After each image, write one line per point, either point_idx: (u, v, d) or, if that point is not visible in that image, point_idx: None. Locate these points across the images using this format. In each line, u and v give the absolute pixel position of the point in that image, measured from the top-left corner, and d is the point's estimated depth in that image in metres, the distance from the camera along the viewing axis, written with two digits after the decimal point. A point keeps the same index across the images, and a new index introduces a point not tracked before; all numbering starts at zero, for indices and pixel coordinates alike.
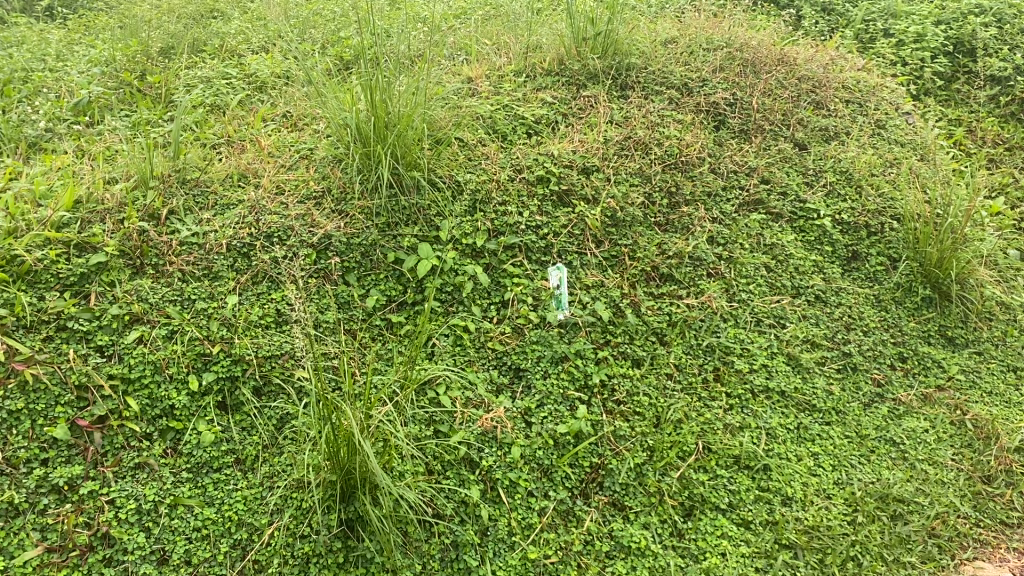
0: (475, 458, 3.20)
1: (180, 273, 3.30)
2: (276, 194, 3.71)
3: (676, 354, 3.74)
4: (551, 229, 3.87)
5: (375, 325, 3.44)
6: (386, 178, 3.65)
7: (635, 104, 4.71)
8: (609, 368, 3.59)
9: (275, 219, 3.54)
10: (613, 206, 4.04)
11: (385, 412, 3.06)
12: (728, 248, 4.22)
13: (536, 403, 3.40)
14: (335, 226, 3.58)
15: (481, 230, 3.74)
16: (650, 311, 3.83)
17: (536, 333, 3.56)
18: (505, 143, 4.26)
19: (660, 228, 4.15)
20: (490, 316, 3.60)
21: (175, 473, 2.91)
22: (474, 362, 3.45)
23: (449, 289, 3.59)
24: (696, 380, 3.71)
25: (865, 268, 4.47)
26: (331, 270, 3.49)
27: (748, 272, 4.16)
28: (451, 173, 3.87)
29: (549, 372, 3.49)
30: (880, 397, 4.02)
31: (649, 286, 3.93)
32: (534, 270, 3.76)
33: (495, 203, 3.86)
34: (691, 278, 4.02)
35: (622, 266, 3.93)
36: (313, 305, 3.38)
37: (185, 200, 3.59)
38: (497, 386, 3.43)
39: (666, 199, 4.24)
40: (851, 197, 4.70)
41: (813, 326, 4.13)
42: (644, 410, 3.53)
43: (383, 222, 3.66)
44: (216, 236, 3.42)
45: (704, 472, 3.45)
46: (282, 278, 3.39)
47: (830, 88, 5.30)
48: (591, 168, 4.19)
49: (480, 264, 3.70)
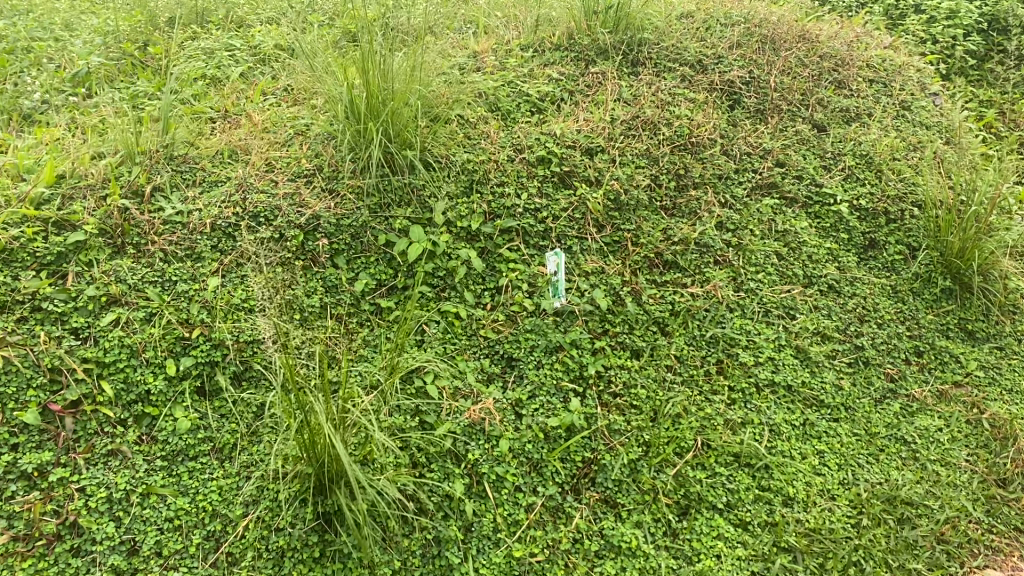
0: (461, 451, 3.07)
1: (161, 253, 3.19)
2: (266, 173, 3.59)
3: (677, 345, 3.59)
4: (551, 212, 3.71)
5: (363, 311, 3.33)
6: (377, 157, 3.51)
7: (646, 81, 4.51)
8: (606, 359, 3.45)
9: (263, 197, 3.41)
10: (616, 188, 3.85)
11: (365, 406, 2.95)
12: (738, 234, 4.04)
13: (527, 394, 3.27)
14: (324, 206, 3.45)
15: (476, 213, 3.60)
16: (652, 299, 3.67)
17: (531, 322, 3.42)
18: (508, 121, 4.09)
19: (666, 213, 3.97)
20: (483, 302, 3.47)
21: (149, 461, 2.83)
22: (464, 351, 3.33)
23: (441, 274, 3.46)
24: (697, 372, 3.56)
25: (883, 257, 4.27)
26: (319, 252, 3.36)
27: (758, 260, 3.98)
28: (448, 152, 3.72)
29: (542, 362, 3.36)
30: (892, 393, 3.85)
31: (652, 273, 3.77)
32: (532, 255, 3.62)
33: (493, 184, 3.71)
34: (697, 265, 3.85)
35: (624, 252, 3.76)
36: (299, 289, 3.26)
37: (171, 177, 3.47)
38: (488, 376, 3.30)
39: (674, 181, 4.05)
40: (871, 181, 4.48)
41: (825, 318, 3.95)
42: (642, 404, 3.39)
43: (375, 203, 3.52)
44: (200, 215, 3.31)
45: (702, 470, 3.31)
46: (268, 260, 3.28)
47: (853, 67, 5.06)
48: (595, 148, 4.00)
49: (476, 248, 3.56)
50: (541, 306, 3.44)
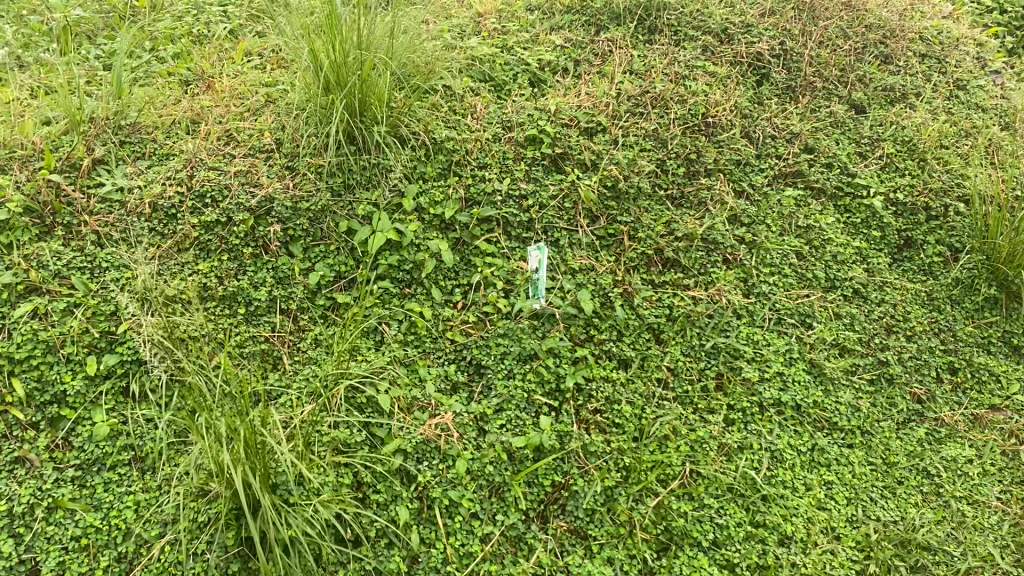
0: (412, 472, 2.73)
1: (93, 235, 2.89)
2: (224, 146, 3.25)
3: (671, 356, 3.19)
4: (537, 200, 3.32)
5: (317, 306, 3.01)
6: (336, 132, 3.13)
7: (661, 51, 4.03)
8: (588, 370, 3.07)
9: (212, 175, 3.07)
10: (614, 173, 3.42)
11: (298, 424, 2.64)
12: (752, 229, 3.57)
13: (493, 407, 2.91)
14: (281, 186, 3.10)
15: (452, 198, 3.23)
16: (647, 302, 3.27)
17: (504, 325, 3.06)
18: (500, 94, 3.70)
19: (671, 203, 3.53)
20: (453, 301, 3.12)
21: (59, 470, 2.56)
22: (427, 354, 3.00)
23: (407, 268, 3.11)
24: (693, 388, 3.16)
25: (919, 258, 3.78)
26: (271, 238, 3.02)
27: (774, 260, 3.52)
28: (426, 129, 3.33)
29: (514, 372, 3.00)
30: (918, 416, 3.41)
31: (649, 272, 3.36)
32: (513, 248, 3.24)
33: (474, 166, 3.32)
34: (702, 264, 3.42)
35: (618, 248, 3.36)
36: (245, 280, 2.94)
37: (117, 149, 3.16)
38: (452, 385, 2.97)
39: (683, 166, 3.59)
40: (912, 172, 3.96)
41: (845, 328, 3.50)
42: (626, 422, 3.01)
43: (338, 184, 3.17)
44: (141, 193, 3.00)
45: (688, 501, 2.91)
46: (212, 246, 2.96)
47: (903, 39, 4.50)
48: (595, 127, 3.58)
49: (449, 239, 3.20)
50: (517, 307, 3.07)
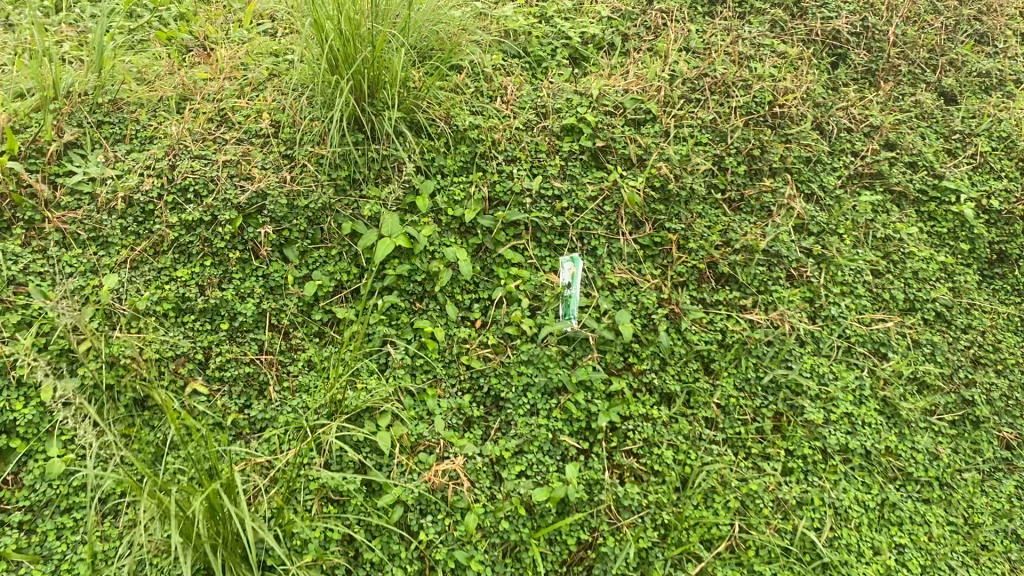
0: (413, 527, 2.32)
1: (57, 234, 2.51)
2: (216, 130, 2.83)
3: (722, 392, 2.74)
4: (573, 202, 2.86)
5: (313, 321, 2.61)
6: (337, 116, 2.69)
7: (723, 26, 3.50)
8: (624, 406, 2.64)
9: (197, 165, 2.65)
10: (664, 172, 2.94)
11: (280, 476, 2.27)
12: (820, 239, 3.08)
13: (512, 449, 2.49)
14: (277, 179, 2.68)
15: (474, 198, 2.78)
16: (696, 325, 2.81)
17: (528, 350, 2.63)
18: (535, 73, 3.24)
19: (729, 206, 3.04)
20: (471, 319, 2.69)
21: (6, 513, 2.21)
22: (438, 383, 2.59)
23: (418, 279, 2.67)
24: (746, 430, 2.72)
25: (1014, 275, 3.24)
26: (261, 242, 2.61)
27: (846, 277, 3.02)
28: (447, 114, 2.89)
29: (539, 408, 2.57)
30: (1007, 466, 2.89)
31: (699, 289, 2.90)
32: (543, 258, 2.80)
33: (501, 160, 2.87)
34: (763, 281, 2.94)
35: (665, 260, 2.90)
36: (230, 291, 2.54)
37: (93, 130, 2.75)
38: (466, 420, 2.55)
39: (744, 163, 3.09)
40: (1010, 174, 3.38)
41: (926, 359, 3.00)
42: (667, 469, 2.58)
43: (342, 178, 2.74)
44: (114, 184, 2.59)
45: (736, 568, 2.46)
46: (194, 249, 2.56)
47: (1004, 15, 3.88)
48: (643, 115, 3.09)
49: (469, 246, 2.77)
50: (544, 331, 2.63)
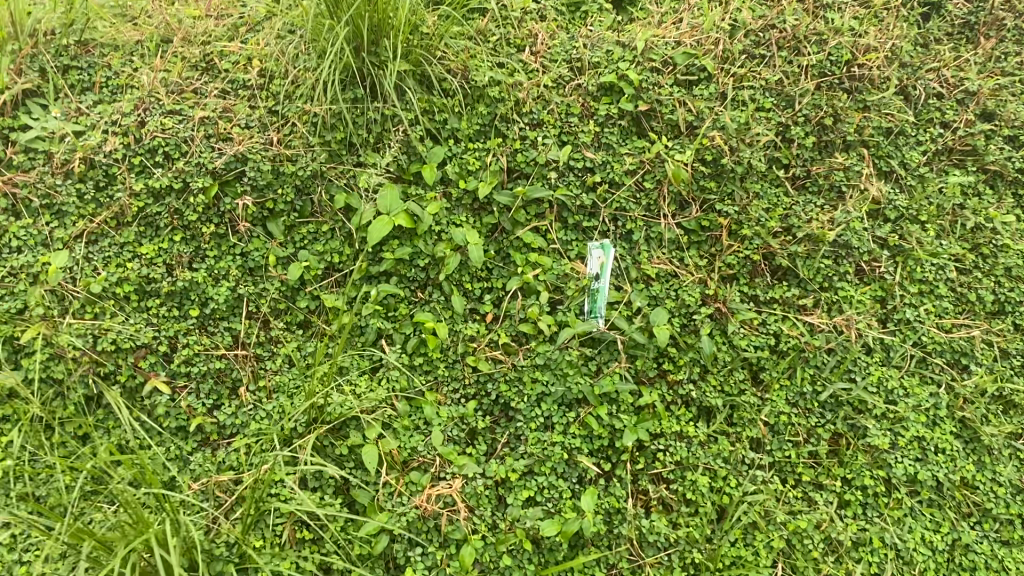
0: (400, 561, 2.00)
1: (6, 201, 2.17)
2: (199, 81, 2.45)
3: (771, 408, 2.34)
4: (607, 176, 2.44)
5: (298, 308, 2.26)
6: (327, 63, 2.29)
7: None
8: (655, 423, 2.25)
9: (169, 122, 2.27)
10: (717, 144, 2.49)
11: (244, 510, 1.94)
12: (897, 227, 2.61)
13: (519, 470, 2.13)
14: (263, 140, 2.30)
15: (491, 169, 2.38)
16: (746, 327, 2.40)
17: (544, 353, 2.25)
18: (573, 19, 2.76)
19: (792, 184, 2.60)
20: (481, 313, 2.32)
21: None
22: (439, 386, 2.24)
23: (421, 264, 2.29)
24: (798, 454, 2.32)
25: None
26: (240, 215, 2.25)
27: (926, 274, 2.54)
28: (464, 67, 2.46)
29: (554, 422, 2.21)
30: None
31: (752, 284, 2.48)
32: (568, 242, 2.40)
33: (524, 124, 2.45)
34: (827, 275, 2.49)
35: (713, 247, 2.49)
36: (202, 272, 2.20)
37: (57, 76, 2.39)
38: (469, 432, 2.20)
39: (813, 134, 2.61)
40: None
41: (1017, 374, 2.50)
42: (700, 499, 2.20)
43: (337, 141, 2.35)
44: (72, 143, 2.23)
45: None
46: (161, 222, 2.21)
47: None
48: (696, 74, 2.62)
49: (482, 226, 2.38)
50: (564, 333, 2.23)
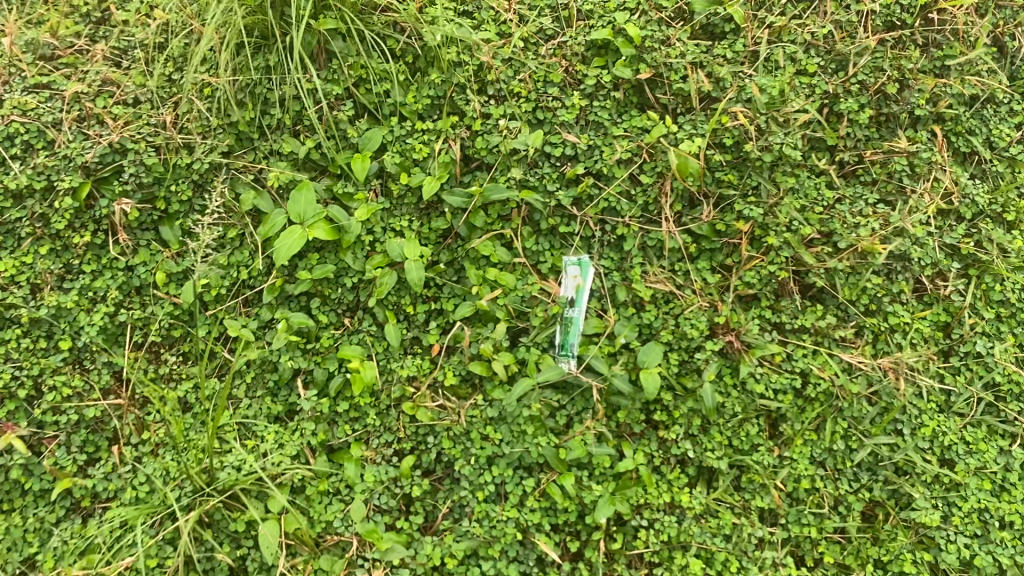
0: None
1: None
2: (87, 39, 1.93)
3: (790, 470, 1.84)
4: (593, 166, 1.90)
5: (197, 336, 1.82)
6: (215, 19, 1.76)
7: None
8: (638, 491, 1.78)
9: (33, 102, 1.81)
10: (741, 122, 1.92)
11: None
12: (973, 228, 1.98)
13: (459, 555, 1.70)
14: (153, 122, 1.84)
15: (442, 158, 1.87)
16: (765, 366, 1.87)
17: (498, 402, 1.78)
18: None
19: (839, 173, 2.01)
20: (425, 344, 1.85)
21: None
22: (368, 438, 1.80)
23: (348, 284, 1.83)
24: (821, 530, 1.82)
25: None
26: (119, 220, 1.81)
27: (1007, 295, 1.94)
28: (418, 15, 1.91)
29: (508, 490, 1.76)
30: None
31: (777, 307, 1.93)
32: (540, 254, 1.91)
33: (488, 98, 1.92)
34: (877, 296, 1.93)
35: (730, 257, 1.95)
36: (74, 296, 1.76)
37: None
38: (403, 498, 1.77)
39: (871, 105, 1.99)
40: None
41: None
42: None
43: (246, 121, 1.86)
44: None
45: None
46: (21, 231, 1.77)
47: None
48: (719, 27, 2.01)
49: (429, 231, 1.88)
50: (519, 390, 1.75)
